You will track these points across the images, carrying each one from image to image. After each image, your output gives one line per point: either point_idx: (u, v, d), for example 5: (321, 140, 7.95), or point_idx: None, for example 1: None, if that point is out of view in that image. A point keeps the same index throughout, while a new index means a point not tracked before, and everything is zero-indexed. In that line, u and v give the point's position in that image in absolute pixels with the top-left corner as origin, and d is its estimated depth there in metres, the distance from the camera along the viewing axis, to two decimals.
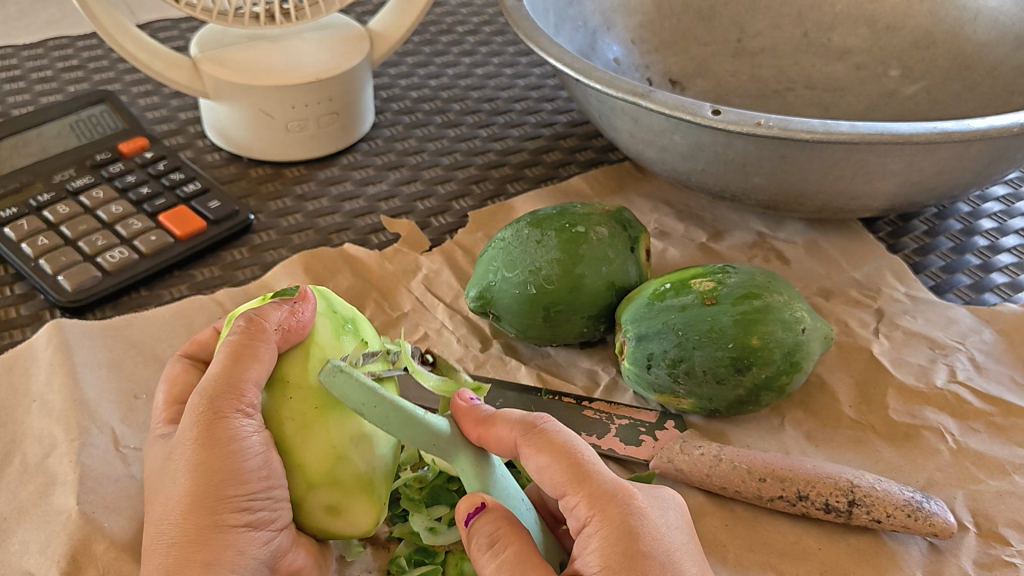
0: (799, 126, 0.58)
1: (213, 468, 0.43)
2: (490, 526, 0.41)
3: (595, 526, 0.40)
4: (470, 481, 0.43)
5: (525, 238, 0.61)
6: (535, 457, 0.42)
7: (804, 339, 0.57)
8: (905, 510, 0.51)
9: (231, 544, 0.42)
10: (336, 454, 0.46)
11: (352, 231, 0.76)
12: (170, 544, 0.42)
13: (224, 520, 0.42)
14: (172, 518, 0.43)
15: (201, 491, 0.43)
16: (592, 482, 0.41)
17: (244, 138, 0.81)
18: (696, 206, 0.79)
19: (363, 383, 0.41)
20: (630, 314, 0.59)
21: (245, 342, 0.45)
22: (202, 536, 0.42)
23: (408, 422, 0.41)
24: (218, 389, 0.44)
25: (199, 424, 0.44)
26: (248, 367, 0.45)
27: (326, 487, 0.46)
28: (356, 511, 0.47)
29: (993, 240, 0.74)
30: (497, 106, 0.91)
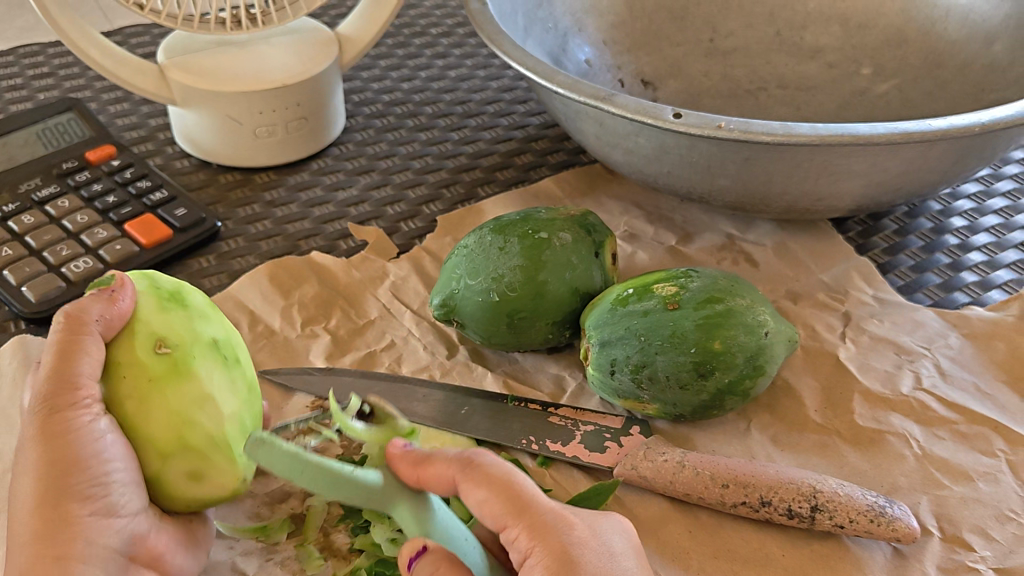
0: (760, 129, 0.58)
1: (53, 463, 0.42)
2: (431, 566, 0.40)
3: (537, 557, 0.40)
4: (409, 526, 0.42)
5: (488, 244, 0.60)
6: (473, 491, 0.41)
7: (767, 343, 0.56)
8: (868, 516, 0.51)
9: (80, 535, 0.42)
10: (183, 420, 0.46)
11: (321, 237, 0.75)
12: (21, 542, 0.41)
13: (69, 511, 0.42)
14: (22, 518, 0.42)
15: (43, 486, 0.42)
16: (534, 513, 0.40)
17: (213, 144, 0.81)
18: (667, 208, 0.78)
19: (284, 449, 0.41)
20: (594, 319, 0.58)
21: (66, 339, 0.44)
22: (49, 531, 0.41)
23: (337, 483, 0.41)
24: (52, 384, 0.43)
25: (39, 421, 0.43)
26: (76, 360, 0.44)
27: (182, 454, 0.46)
28: (216, 468, 0.47)
29: (963, 239, 0.74)
30: (469, 109, 0.91)
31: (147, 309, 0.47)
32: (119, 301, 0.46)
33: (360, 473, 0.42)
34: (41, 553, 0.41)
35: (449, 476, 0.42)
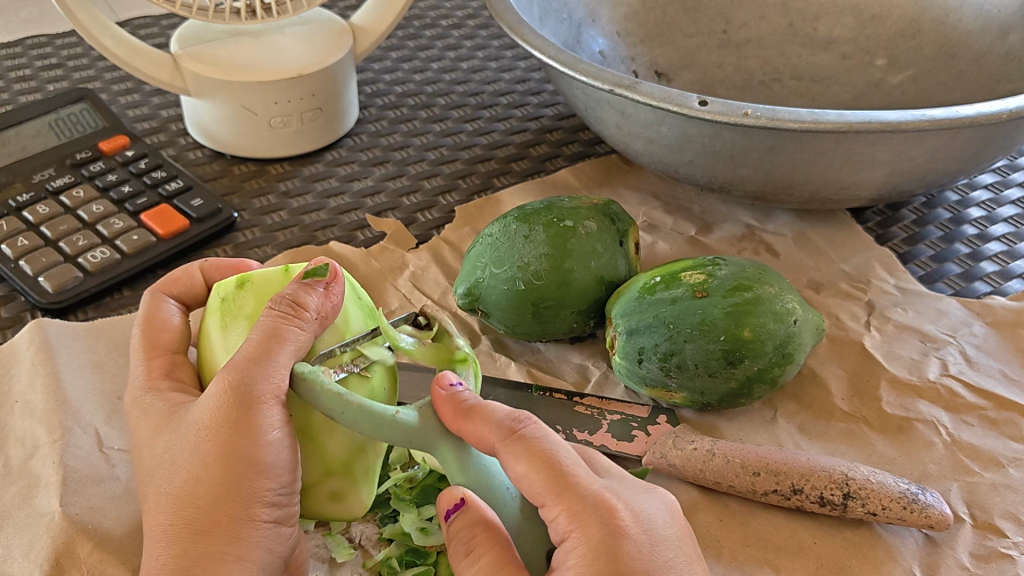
0: (787, 116, 0.58)
1: (243, 460, 0.41)
2: (466, 533, 0.40)
3: (575, 540, 0.38)
4: (453, 474, 0.42)
5: (513, 233, 0.60)
6: (513, 463, 0.40)
7: (795, 330, 0.56)
8: (900, 502, 0.50)
9: (259, 539, 0.42)
10: (358, 444, 0.48)
11: (338, 228, 0.75)
12: (198, 533, 0.41)
13: (255, 513, 0.42)
14: (199, 505, 0.41)
15: (225, 481, 0.41)
16: (575, 494, 0.38)
17: (227, 135, 0.80)
18: (685, 198, 0.78)
19: (328, 390, 0.41)
20: (620, 307, 0.58)
21: (282, 329, 0.44)
22: (234, 528, 0.41)
23: (379, 427, 0.40)
24: (253, 375, 0.42)
25: (235, 408, 0.42)
26: (284, 351, 0.43)
27: (340, 475, 0.48)
28: (355, 496, 0.49)
29: (982, 229, 0.74)
30: (482, 100, 0.90)
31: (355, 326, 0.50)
32: (335, 298, 0.48)
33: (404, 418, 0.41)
34: (223, 550, 0.41)
35: (491, 442, 0.40)
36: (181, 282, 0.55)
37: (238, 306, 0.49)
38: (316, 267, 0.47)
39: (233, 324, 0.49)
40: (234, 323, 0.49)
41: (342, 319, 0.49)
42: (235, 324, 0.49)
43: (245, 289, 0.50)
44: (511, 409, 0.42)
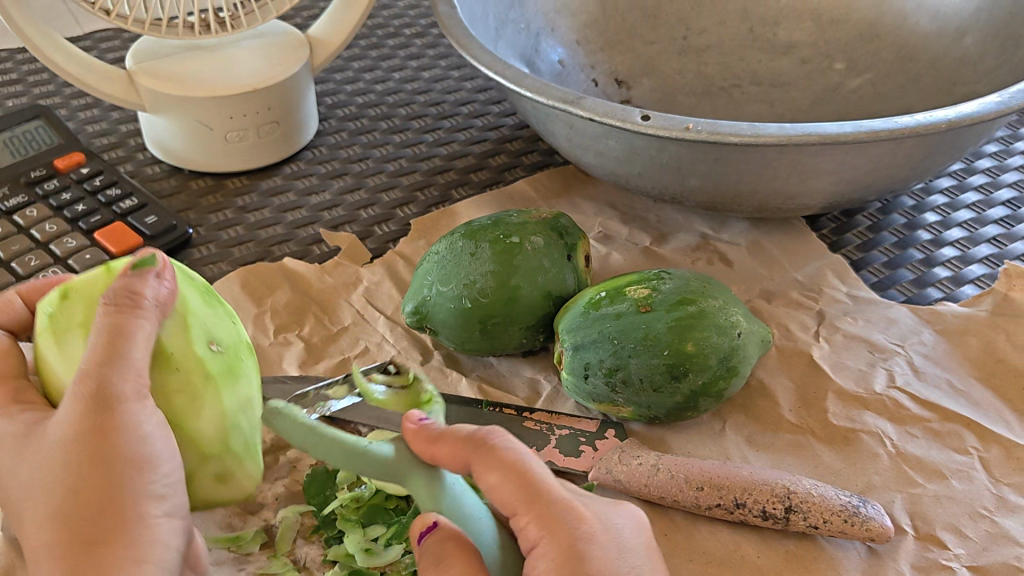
0: (728, 130, 0.58)
1: (115, 461, 0.40)
2: (438, 549, 0.41)
3: (545, 548, 0.39)
4: (423, 501, 0.42)
5: (459, 250, 0.60)
6: (484, 476, 0.41)
7: (739, 343, 0.56)
8: (841, 516, 0.51)
9: (154, 534, 0.41)
10: (226, 420, 0.48)
11: (294, 243, 0.75)
12: (87, 545, 0.39)
13: (146, 510, 0.41)
14: (82, 516, 0.39)
15: (105, 488, 0.40)
16: (545, 506, 0.40)
17: (183, 150, 0.80)
18: (641, 208, 0.78)
19: (302, 424, 0.42)
20: (567, 322, 0.58)
21: (120, 323, 0.42)
22: (124, 529, 0.40)
23: (349, 451, 0.42)
24: (108, 374, 0.41)
25: (93, 413, 0.41)
26: (133, 345, 0.42)
27: (218, 456, 0.48)
28: (240, 475, 0.49)
29: (937, 234, 0.74)
30: (443, 110, 0.90)
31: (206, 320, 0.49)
32: (170, 287, 0.46)
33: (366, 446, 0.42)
34: (118, 558, 0.39)
35: (459, 459, 0.41)
36: (1, 311, 0.51)
37: (67, 316, 0.47)
38: (145, 258, 0.46)
39: (69, 335, 0.46)
40: (68, 334, 0.46)
41: (182, 303, 0.48)
42: (70, 333, 0.46)
43: (71, 298, 0.47)
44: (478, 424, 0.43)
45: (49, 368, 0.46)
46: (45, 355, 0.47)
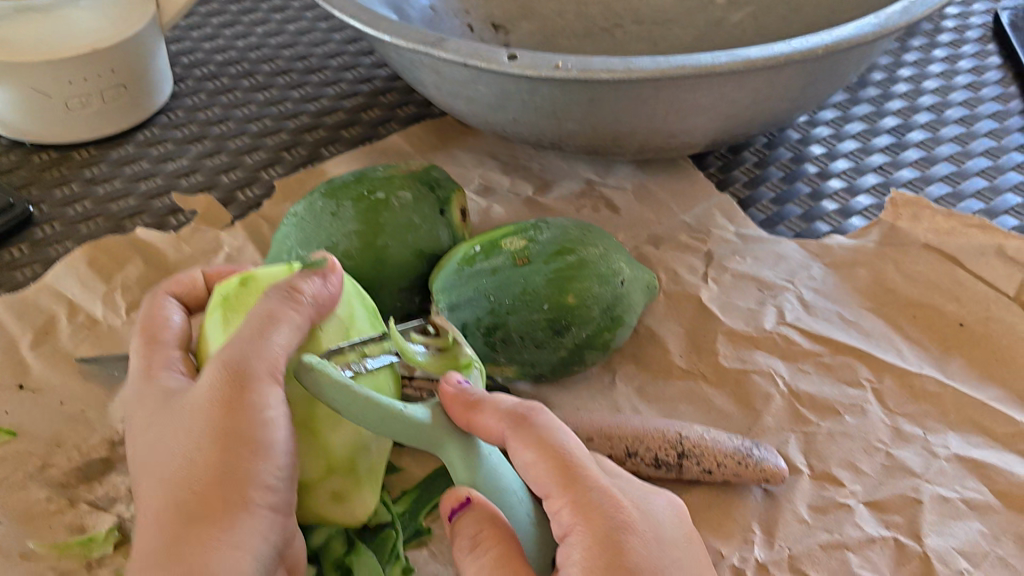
0: (599, 66, 0.55)
1: (236, 438, 0.38)
2: (473, 526, 0.38)
3: (578, 532, 0.37)
4: (459, 473, 0.39)
5: (319, 210, 0.55)
6: (520, 452, 0.38)
7: (623, 292, 0.53)
8: (734, 458, 0.49)
9: (249, 522, 0.37)
10: (360, 440, 0.45)
11: (148, 214, 0.69)
12: (190, 517, 0.36)
13: (248, 496, 0.38)
14: (196, 487, 0.37)
15: (218, 461, 0.38)
16: (581, 484, 0.37)
17: (20, 121, 0.72)
18: (523, 156, 0.75)
19: (335, 381, 0.38)
20: (442, 281, 0.53)
21: (275, 308, 0.42)
22: (228, 511, 0.37)
23: (383, 414, 0.38)
24: (247, 352, 0.40)
25: (224, 386, 0.39)
26: (279, 332, 0.41)
27: (342, 473, 0.45)
28: (359, 500, 0.45)
29: (823, 166, 0.72)
30: (310, 64, 0.85)
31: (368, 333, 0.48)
32: (336, 289, 0.45)
33: (410, 412, 0.39)
34: (212, 538, 0.36)
35: (499, 432, 0.39)
36: (183, 283, 0.52)
37: (242, 300, 0.47)
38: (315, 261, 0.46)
39: (235, 317, 0.46)
40: (233, 316, 0.46)
41: (345, 311, 0.47)
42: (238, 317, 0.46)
43: (249, 286, 0.47)
44: (522, 403, 0.40)
45: (207, 341, 0.47)
46: (208, 328, 0.47)
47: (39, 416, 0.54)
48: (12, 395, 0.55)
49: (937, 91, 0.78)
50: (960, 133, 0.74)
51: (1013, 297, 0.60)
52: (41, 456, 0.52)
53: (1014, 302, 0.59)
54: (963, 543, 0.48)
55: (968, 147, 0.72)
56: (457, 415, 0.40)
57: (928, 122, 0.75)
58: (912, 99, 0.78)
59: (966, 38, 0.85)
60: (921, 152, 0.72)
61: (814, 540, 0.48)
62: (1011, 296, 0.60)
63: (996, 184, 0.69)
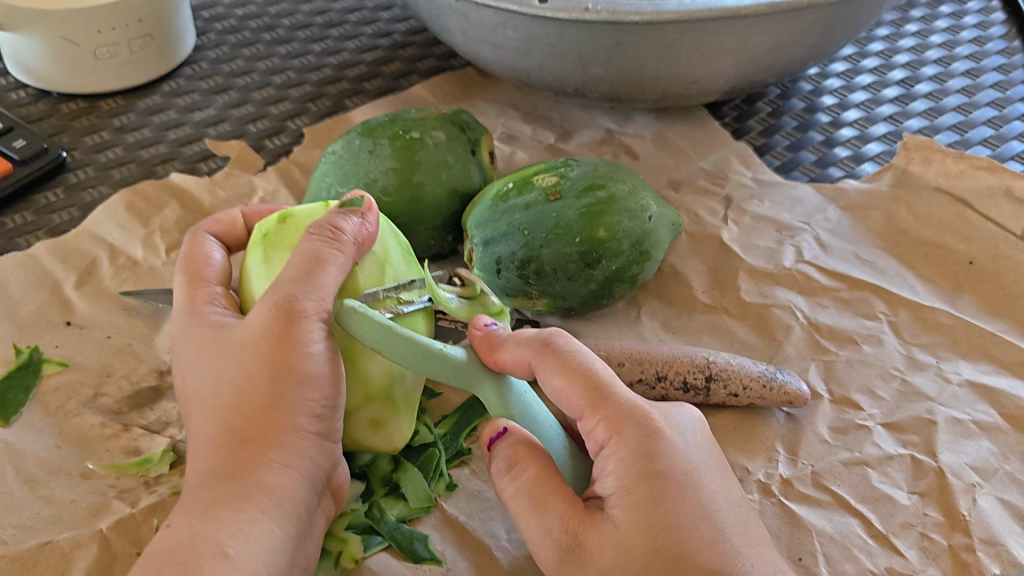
0: (627, 8, 0.57)
1: (284, 372, 0.39)
2: (508, 450, 0.40)
3: (612, 448, 0.38)
4: (492, 404, 0.40)
5: (356, 149, 0.57)
6: (550, 379, 0.38)
7: (651, 227, 0.55)
8: (759, 382, 0.51)
9: (296, 450, 0.39)
10: (396, 368, 0.45)
11: (179, 161, 0.71)
12: (244, 442, 0.38)
13: (295, 425, 0.39)
14: (247, 416, 0.38)
15: (269, 392, 0.39)
16: (612, 404, 0.38)
17: (49, 71, 0.73)
18: (544, 107, 0.76)
19: (377, 322, 0.38)
20: (475, 218, 0.56)
21: (321, 248, 0.41)
22: (279, 438, 0.39)
23: (426, 358, 0.38)
24: (297, 291, 0.39)
25: (274, 324, 0.39)
26: (326, 271, 0.40)
27: (380, 401, 0.45)
28: (393, 426, 0.46)
29: (835, 116, 0.74)
30: (330, 19, 0.86)
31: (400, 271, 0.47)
32: (373, 227, 0.45)
33: (453, 353, 0.39)
34: (267, 460, 0.38)
35: (526, 363, 0.39)
36: (223, 222, 0.51)
37: (281, 238, 0.46)
38: (352, 199, 0.45)
39: (275, 254, 0.46)
40: (275, 254, 0.46)
41: (380, 248, 0.47)
42: (278, 255, 0.46)
43: (288, 223, 0.47)
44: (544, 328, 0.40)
45: (250, 279, 0.46)
46: (249, 266, 0.46)
47: (87, 348, 0.57)
48: (61, 330, 0.58)
49: (943, 46, 0.80)
50: (966, 85, 0.76)
51: (1020, 236, 0.62)
52: (92, 385, 0.55)
53: (1021, 241, 0.62)
54: (975, 460, 0.50)
55: (974, 98, 0.74)
56: (484, 352, 0.40)
57: (935, 75, 0.77)
58: (919, 53, 0.80)
59: None
60: (929, 103, 0.74)
61: (835, 458, 0.51)
62: (1018, 235, 0.62)
63: (1001, 133, 0.71)
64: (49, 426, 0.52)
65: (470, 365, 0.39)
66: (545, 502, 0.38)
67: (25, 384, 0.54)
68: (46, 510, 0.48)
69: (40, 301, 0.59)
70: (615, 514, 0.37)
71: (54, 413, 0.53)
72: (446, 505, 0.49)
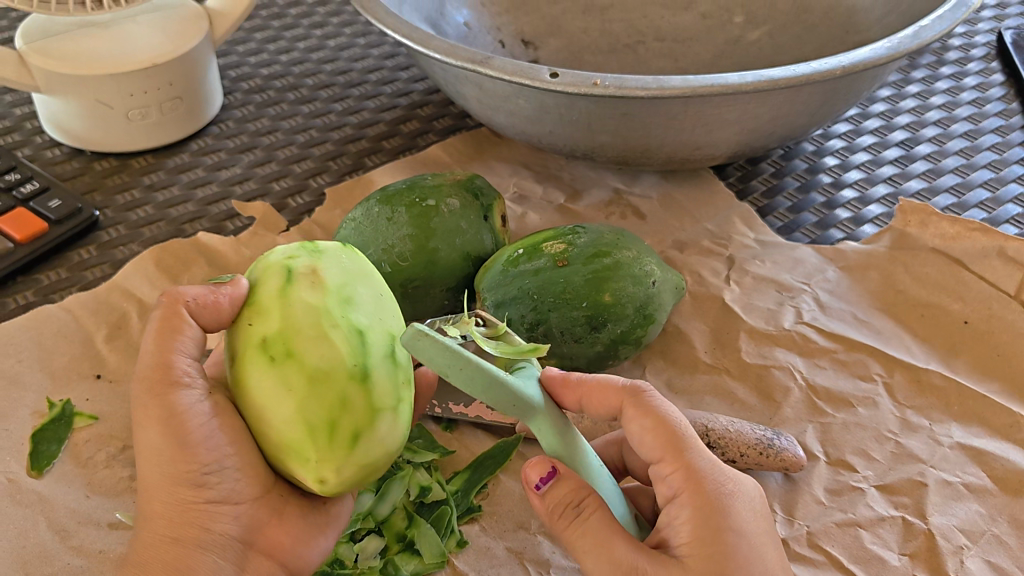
0: (635, 83, 0.59)
1: (169, 446, 0.41)
2: (573, 493, 0.41)
3: (687, 497, 0.41)
4: (551, 443, 0.42)
5: (375, 216, 0.60)
6: (639, 420, 0.43)
7: (654, 292, 0.58)
8: (757, 449, 0.54)
9: (189, 518, 0.42)
10: (258, 422, 0.40)
11: (206, 219, 0.74)
12: (154, 523, 0.42)
13: (183, 496, 0.42)
14: (151, 495, 0.42)
15: (160, 468, 0.42)
16: (691, 457, 0.41)
17: (84, 131, 0.76)
18: (554, 166, 0.80)
19: (446, 346, 0.37)
20: (487, 281, 0.59)
21: (167, 319, 0.43)
22: (175, 512, 0.42)
23: (494, 388, 0.38)
24: (156, 372, 0.42)
25: (145, 404, 0.42)
26: (178, 346, 0.43)
27: (274, 454, 0.41)
28: (300, 477, 0.41)
29: (836, 176, 0.77)
30: (351, 78, 0.90)
31: (258, 316, 0.41)
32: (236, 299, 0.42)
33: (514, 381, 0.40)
34: (167, 538, 0.42)
35: (617, 402, 0.44)
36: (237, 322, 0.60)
37: None
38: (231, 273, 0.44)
39: None
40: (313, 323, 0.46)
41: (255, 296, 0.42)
42: None
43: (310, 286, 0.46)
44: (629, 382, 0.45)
45: None
46: None
47: (118, 404, 0.60)
48: (91, 382, 0.61)
49: (943, 106, 0.83)
50: (965, 146, 0.78)
51: (1012, 299, 0.64)
52: (121, 438, 0.58)
53: (1013, 304, 0.64)
54: (964, 521, 0.52)
55: (972, 159, 0.77)
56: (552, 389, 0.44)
57: (935, 136, 0.80)
58: (919, 114, 0.83)
59: (971, 56, 0.90)
60: (928, 164, 0.77)
61: (830, 518, 0.53)
62: (1010, 298, 0.64)
63: (997, 195, 0.73)
64: (79, 476, 0.56)
65: (526, 397, 0.40)
66: (611, 543, 0.40)
67: (57, 436, 0.57)
68: (77, 560, 0.51)
69: (72, 355, 0.62)
70: (686, 564, 0.39)
71: (85, 465, 0.56)
72: (457, 561, 0.51)
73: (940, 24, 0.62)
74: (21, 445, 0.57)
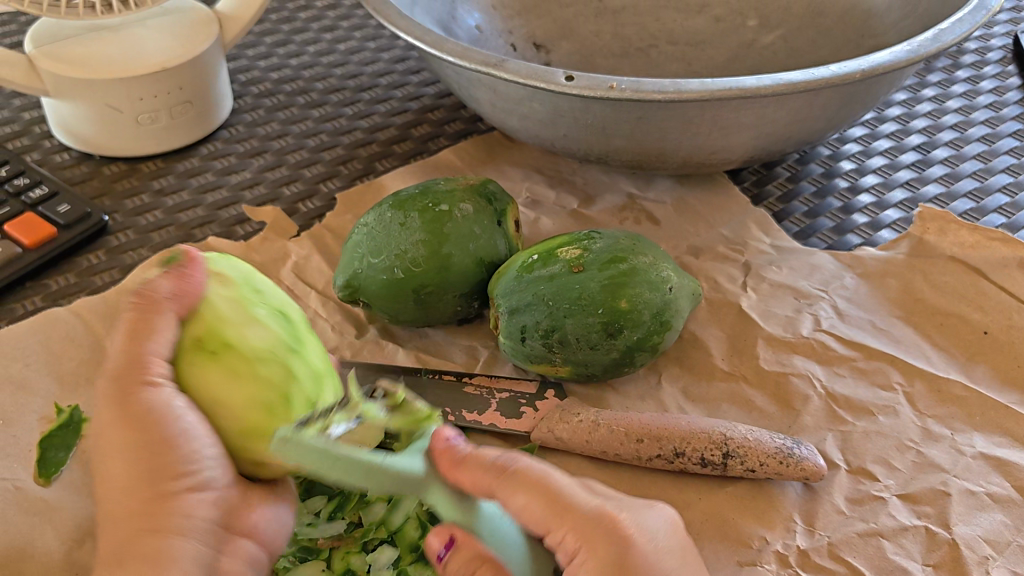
0: (652, 87, 0.58)
1: (151, 437, 0.40)
2: (466, 567, 0.42)
3: (584, 557, 0.40)
4: (446, 511, 0.44)
5: (388, 221, 0.59)
6: (513, 498, 0.41)
7: (672, 297, 0.57)
8: (777, 458, 0.53)
9: (174, 509, 0.39)
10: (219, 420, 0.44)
11: (216, 224, 0.73)
12: (129, 522, 0.39)
13: (165, 487, 0.39)
14: (122, 495, 0.39)
15: (138, 463, 0.39)
16: (576, 516, 0.40)
17: (93, 135, 0.76)
18: (567, 170, 0.79)
19: (313, 445, 0.43)
20: (501, 287, 0.58)
21: (140, 315, 0.42)
22: (155, 504, 0.39)
23: (372, 473, 0.43)
24: (131, 368, 0.41)
25: (113, 404, 0.41)
26: (155, 340, 0.42)
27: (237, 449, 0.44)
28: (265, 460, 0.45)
29: (853, 181, 0.76)
30: (361, 82, 0.89)
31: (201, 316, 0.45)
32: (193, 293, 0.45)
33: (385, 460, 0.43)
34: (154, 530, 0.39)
35: (487, 485, 0.42)
36: None
37: None
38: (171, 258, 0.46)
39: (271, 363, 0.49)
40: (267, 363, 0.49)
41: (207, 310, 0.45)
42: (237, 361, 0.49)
43: None
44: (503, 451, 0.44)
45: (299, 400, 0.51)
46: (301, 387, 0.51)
47: None
48: None
49: (960, 110, 0.82)
50: (982, 151, 0.77)
51: None
52: None
53: None
54: (988, 531, 0.51)
55: (990, 164, 0.76)
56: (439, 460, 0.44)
57: (952, 140, 0.79)
58: (935, 118, 0.82)
59: (987, 59, 0.89)
60: (945, 168, 0.76)
61: (851, 528, 0.52)
62: None
63: (1015, 201, 0.72)
64: (88, 484, 0.55)
65: (408, 474, 0.43)
66: None
67: (66, 443, 0.56)
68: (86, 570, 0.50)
69: (81, 361, 0.61)
70: None
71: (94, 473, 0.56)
72: None
73: (959, 27, 0.61)
74: (30, 452, 0.56)
